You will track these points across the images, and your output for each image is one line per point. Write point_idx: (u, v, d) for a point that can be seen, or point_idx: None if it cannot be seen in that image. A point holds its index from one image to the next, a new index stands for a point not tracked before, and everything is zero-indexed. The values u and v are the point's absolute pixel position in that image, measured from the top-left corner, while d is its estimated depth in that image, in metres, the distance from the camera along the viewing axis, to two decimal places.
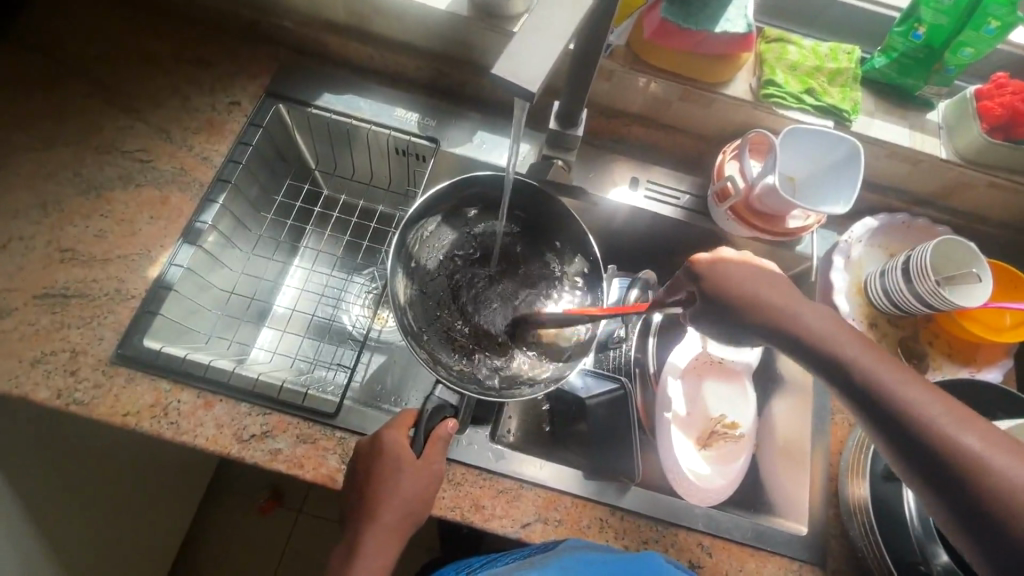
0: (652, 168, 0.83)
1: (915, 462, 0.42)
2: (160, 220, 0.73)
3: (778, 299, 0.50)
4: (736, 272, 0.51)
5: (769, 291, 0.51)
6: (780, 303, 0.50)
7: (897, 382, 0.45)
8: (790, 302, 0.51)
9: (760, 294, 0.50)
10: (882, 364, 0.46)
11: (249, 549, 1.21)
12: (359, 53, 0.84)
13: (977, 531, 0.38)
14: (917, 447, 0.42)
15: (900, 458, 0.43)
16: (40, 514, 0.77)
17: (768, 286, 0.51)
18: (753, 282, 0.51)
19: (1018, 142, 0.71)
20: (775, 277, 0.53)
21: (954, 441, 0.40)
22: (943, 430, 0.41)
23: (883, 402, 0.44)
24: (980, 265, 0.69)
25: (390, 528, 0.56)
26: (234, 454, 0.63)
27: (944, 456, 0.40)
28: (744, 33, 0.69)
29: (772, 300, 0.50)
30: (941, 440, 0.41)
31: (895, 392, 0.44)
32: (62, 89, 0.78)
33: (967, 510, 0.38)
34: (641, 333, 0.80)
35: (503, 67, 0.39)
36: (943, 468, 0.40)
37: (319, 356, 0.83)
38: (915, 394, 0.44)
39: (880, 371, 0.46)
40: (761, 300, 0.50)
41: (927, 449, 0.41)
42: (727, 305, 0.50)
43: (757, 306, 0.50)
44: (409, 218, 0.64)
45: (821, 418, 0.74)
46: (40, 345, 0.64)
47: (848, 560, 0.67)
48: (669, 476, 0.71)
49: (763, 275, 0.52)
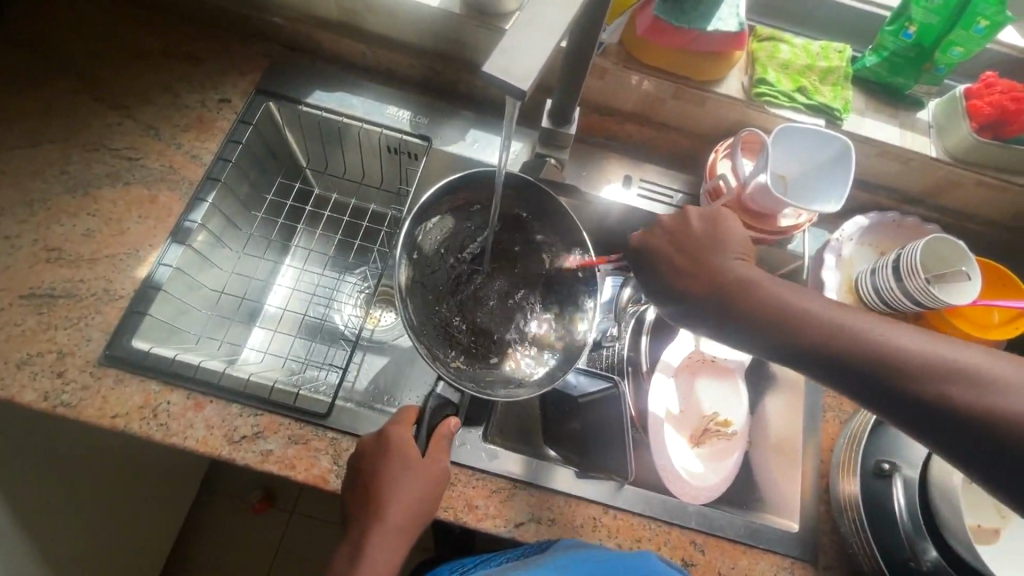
0: (645, 166, 0.85)
1: (935, 428, 0.39)
2: (148, 219, 0.72)
3: (720, 256, 0.50)
4: (669, 240, 0.53)
5: (706, 252, 0.51)
6: (726, 262, 0.50)
7: (850, 317, 0.45)
8: (735, 256, 0.51)
9: (696, 256, 0.51)
10: (833, 309, 0.46)
11: (241, 549, 1.20)
12: (350, 50, 0.84)
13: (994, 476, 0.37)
14: (900, 397, 0.41)
15: (890, 414, 0.42)
16: (28, 517, 0.76)
17: (707, 244, 0.51)
18: (685, 246, 0.52)
19: (1006, 142, 0.71)
20: (728, 242, 0.52)
21: (938, 384, 0.39)
22: (924, 377, 0.40)
23: (880, 367, 0.42)
24: (969, 263, 0.70)
25: (398, 529, 0.55)
26: (225, 455, 0.63)
27: (932, 399, 0.39)
28: (737, 32, 0.69)
29: (710, 260, 0.50)
30: (932, 392, 0.40)
31: (874, 334, 0.43)
32: (48, 86, 0.77)
33: (972, 460, 0.38)
34: (634, 331, 0.79)
35: (495, 63, 0.38)
36: (936, 414, 0.39)
37: (311, 356, 0.82)
38: (899, 336, 0.42)
39: (832, 311, 0.46)
40: (704, 255, 0.51)
41: (914, 397, 0.40)
42: (667, 287, 0.51)
43: (697, 273, 0.50)
44: (415, 210, 0.63)
45: (812, 417, 0.75)
46: (26, 346, 0.63)
47: (840, 557, 0.67)
48: (662, 473, 0.71)
49: (696, 235, 0.52)
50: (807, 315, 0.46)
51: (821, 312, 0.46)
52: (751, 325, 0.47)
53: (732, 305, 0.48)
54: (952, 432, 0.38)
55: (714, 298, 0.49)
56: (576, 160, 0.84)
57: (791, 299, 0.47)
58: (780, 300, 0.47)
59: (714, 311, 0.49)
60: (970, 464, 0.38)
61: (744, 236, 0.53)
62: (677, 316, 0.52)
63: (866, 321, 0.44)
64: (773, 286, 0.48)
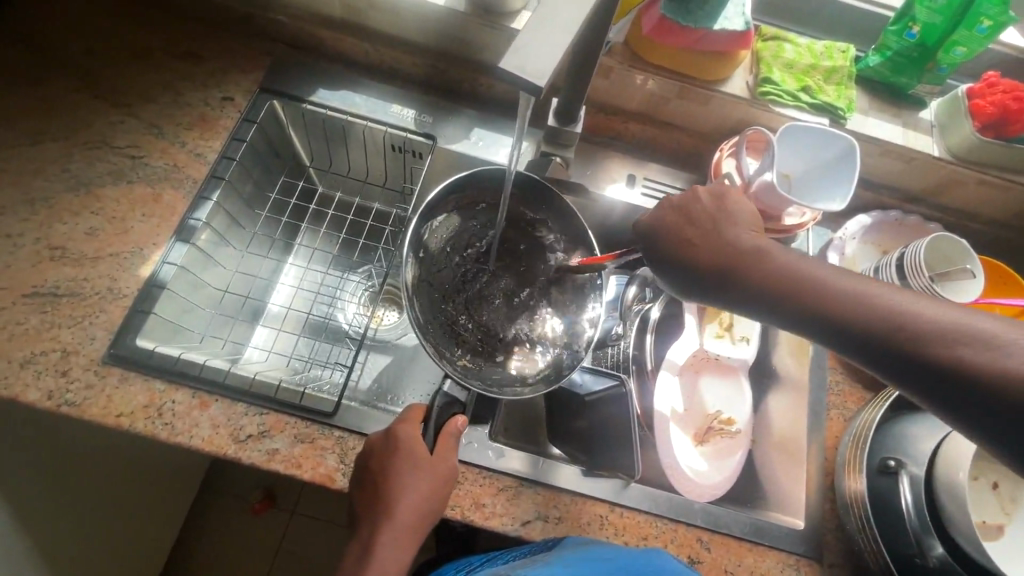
0: (649, 164, 0.84)
1: (949, 398, 0.39)
2: (152, 218, 0.72)
3: (730, 228, 0.49)
4: (677, 213, 0.51)
5: (717, 224, 0.50)
6: (737, 234, 0.49)
7: (862, 285, 0.45)
8: (746, 227, 0.50)
9: (706, 228, 0.50)
10: (844, 277, 0.46)
11: (241, 550, 1.19)
12: (354, 48, 0.83)
13: (1005, 434, 0.37)
14: (912, 361, 0.41)
15: (901, 378, 0.42)
16: (29, 520, 0.75)
17: (716, 217, 0.50)
18: (694, 220, 0.51)
19: (1008, 141, 0.72)
20: (738, 214, 0.51)
21: (949, 347, 0.40)
22: (936, 340, 0.40)
23: (893, 338, 0.42)
24: (974, 262, 0.70)
25: (408, 527, 0.55)
26: (231, 454, 0.63)
27: (942, 364, 0.40)
28: (742, 30, 0.69)
29: (720, 232, 0.49)
30: (948, 363, 0.39)
31: (888, 304, 0.43)
32: (50, 84, 0.77)
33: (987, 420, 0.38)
34: (639, 329, 0.79)
35: (509, 61, 0.38)
36: (949, 381, 0.39)
37: (315, 355, 0.82)
38: (909, 305, 0.43)
39: (844, 278, 0.46)
40: (712, 228, 0.50)
41: (926, 360, 0.40)
42: (675, 259, 0.50)
43: (707, 245, 0.49)
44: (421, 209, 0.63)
45: (816, 414, 0.75)
46: (29, 345, 0.63)
47: (844, 554, 0.68)
48: (668, 472, 0.71)
49: (704, 209, 0.51)
50: (820, 282, 0.46)
51: (834, 280, 0.46)
52: (763, 295, 0.47)
53: (743, 277, 0.48)
54: (965, 401, 0.39)
55: (725, 273, 0.48)
56: (580, 159, 0.84)
57: (803, 267, 0.47)
58: (791, 269, 0.47)
59: (726, 283, 0.48)
60: (977, 426, 0.39)
61: (752, 211, 0.52)
62: (685, 289, 0.51)
63: (877, 288, 0.44)
64: (784, 254, 0.48)
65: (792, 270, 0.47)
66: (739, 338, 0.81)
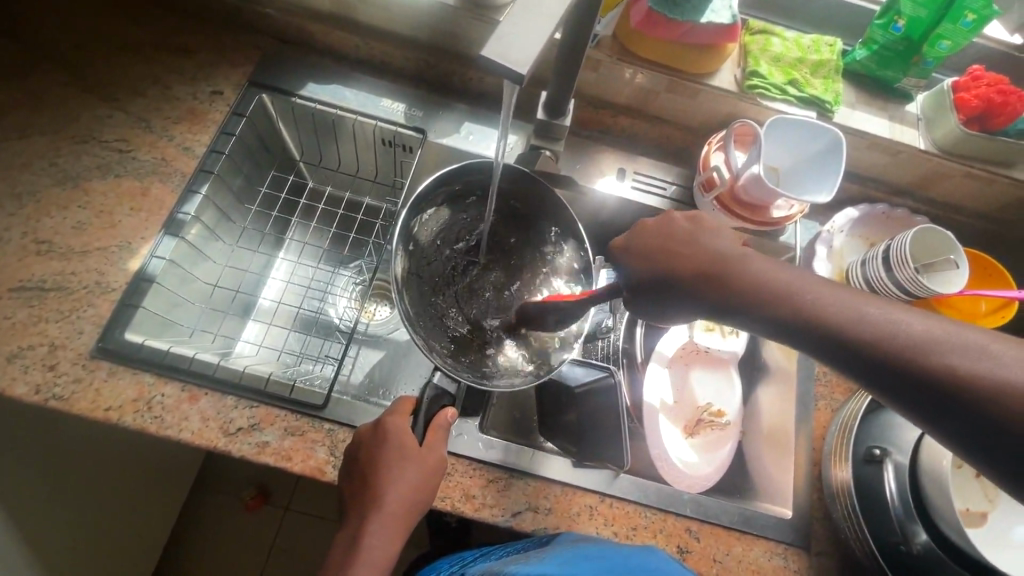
0: (638, 159, 0.84)
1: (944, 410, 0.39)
2: (140, 212, 0.72)
3: (716, 246, 0.49)
4: (653, 234, 0.52)
5: (696, 241, 0.50)
6: (723, 250, 0.49)
7: (852, 300, 0.44)
8: (728, 240, 0.50)
9: (690, 245, 0.50)
10: (829, 288, 0.46)
11: (234, 546, 1.19)
12: (343, 42, 0.83)
13: (987, 443, 0.37)
14: (895, 370, 0.41)
15: (879, 389, 0.42)
16: (19, 516, 0.75)
17: (695, 233, 0.50)
18: (672, 237, 0.50)
19: (993, 134, 0.73)
20: (725, 232, 0.51)
21: (938, 354, 0.39)
22: (922, 349, 0.40)
23: (883, 350, 0.42)
24: (958, 253, 0.71)
25: (396, 517, 0.56)
26: (221, 447, 0.63)
27: (932, 375, 0.39)
28: (729, 24, 0.70)
29: (705, 249, 0.49)
30: (940, 370, 0.39)
31: (879, 315, 0.43)
32: (35, 78, 0.76)
33: (967, 434, 0.37)
34: (629, 324, 0.81)
35: (493, 49, 0.39)
36: (938, 394, 0.39)
37: (306, 350, 0.81)
38: (893, 315, 0.42)
39: (833, 293, 0.45)
40: (698, 247, 0.49)
41: (913, 372, 0.40)
42: (652, 275, 0.50)
43: (687, 260, 0.49)
44: (412, 201, 0.63)
45: (804, 405, 0.75)
46: (17, 339, 0.63)
47: (830, 543, 0.68)
48: (657, 463, 0.73)
49: (681, 227, 0.51)
50: (809, 296, 0.46)
51: (817, 293, 0.45)
52: (745, 308, 0.47)
53: (722, 292, 0.48)
54: (954, 413, 0.38)
55: (714, 294, 0.48)
56: (570, 153, 0.84)
57: (782, 281, 0.47)
58: (769, 286, 0.47)
59: (713, 296, 0.48)
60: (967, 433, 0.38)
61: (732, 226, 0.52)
62: (662, 308, 0.50)
63: (865, 300, 0.44)
64: (771, 265, 0.48)
65: (773, 284, 0.47)
66: (729, 332, 0.82)
